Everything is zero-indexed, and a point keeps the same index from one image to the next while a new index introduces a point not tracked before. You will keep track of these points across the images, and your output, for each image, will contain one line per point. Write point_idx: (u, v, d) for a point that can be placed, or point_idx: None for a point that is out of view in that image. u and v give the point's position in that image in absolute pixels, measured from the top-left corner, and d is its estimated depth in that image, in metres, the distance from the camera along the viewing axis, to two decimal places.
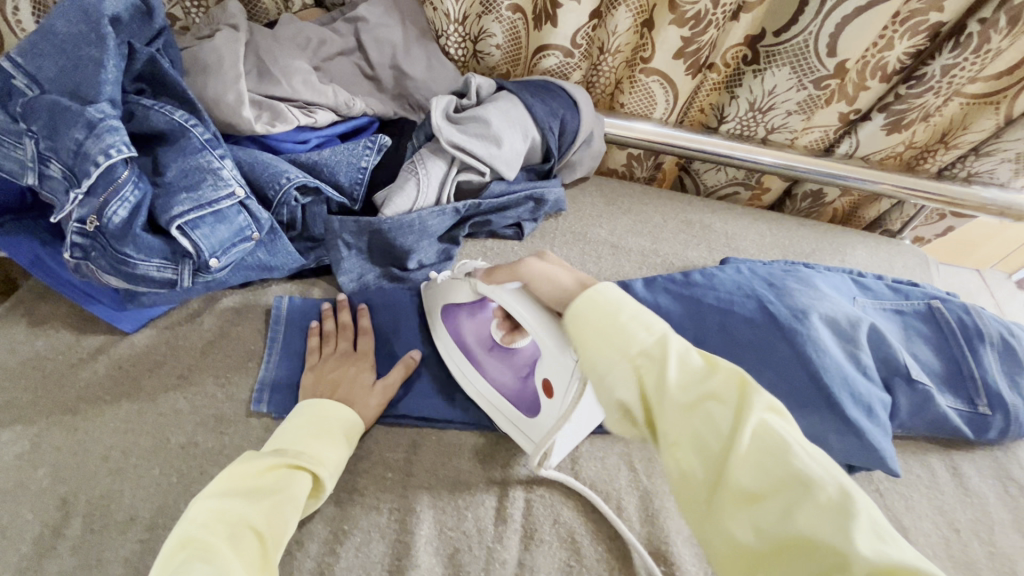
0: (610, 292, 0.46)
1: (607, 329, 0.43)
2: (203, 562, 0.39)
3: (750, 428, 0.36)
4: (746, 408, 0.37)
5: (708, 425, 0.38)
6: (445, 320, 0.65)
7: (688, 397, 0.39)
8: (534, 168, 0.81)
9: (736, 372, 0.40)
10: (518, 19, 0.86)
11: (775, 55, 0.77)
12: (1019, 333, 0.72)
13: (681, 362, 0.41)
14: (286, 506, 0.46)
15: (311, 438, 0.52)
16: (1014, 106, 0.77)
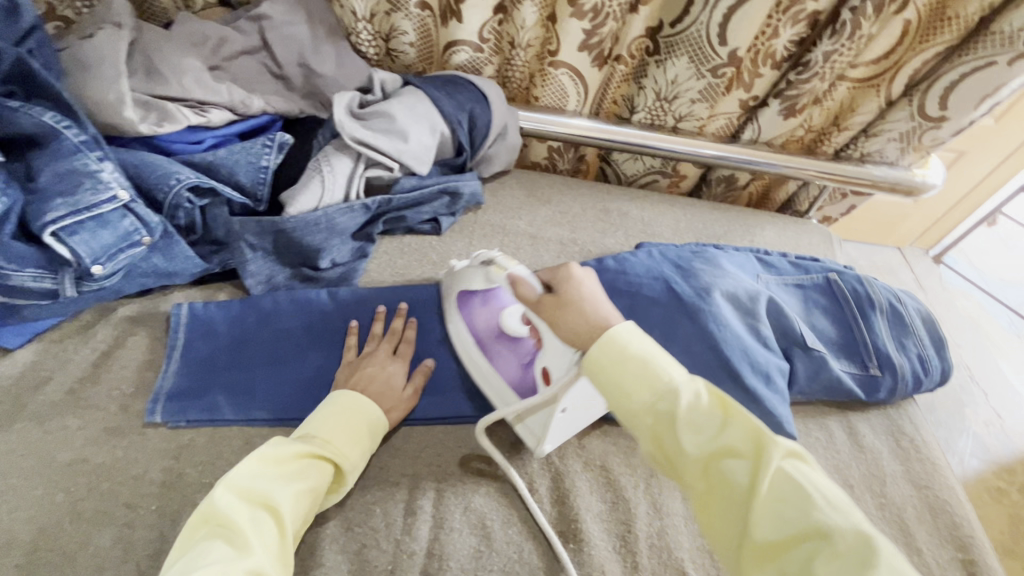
0: (624, 335, 0.46)
1: (621, 381, 0.44)
2: (225, 539, 0.41)
3: (771, 483, 0.38)
4: (764, 460, 0.39)
5: (727, 479, 0.39)
6: (459, 307, 0.68)
7: (702, 451, 0.40)
8: (448, 162, 0.81)
9: (748, 421, 0.41)
10: (428, 17, 0.87)
11: (673, 45, 0.81)
12: (905, 299, 0.77)
13: (693, 410, 0.42)
14: (305, 496, 0.48)
15: (338, 430, 0.53)
16: (892, 89, 0.84)
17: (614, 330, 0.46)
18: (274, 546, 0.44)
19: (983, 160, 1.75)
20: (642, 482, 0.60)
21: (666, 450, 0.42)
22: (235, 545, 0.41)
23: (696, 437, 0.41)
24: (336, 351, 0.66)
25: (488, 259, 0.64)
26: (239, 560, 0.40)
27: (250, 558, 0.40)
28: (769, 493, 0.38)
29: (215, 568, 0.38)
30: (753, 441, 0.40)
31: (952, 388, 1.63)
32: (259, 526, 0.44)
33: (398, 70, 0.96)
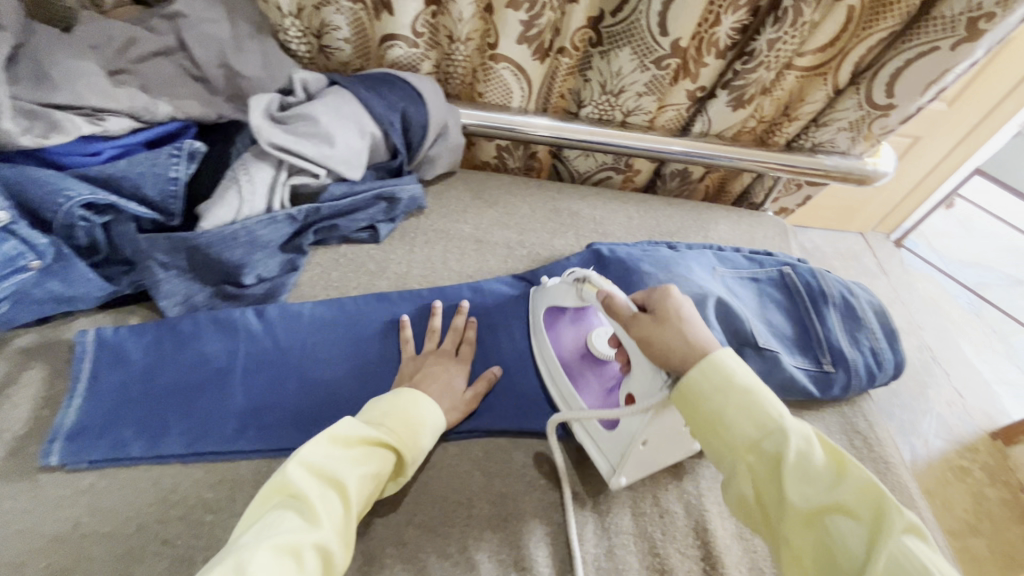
0: (735, 370, 0.47)
1: (726, 414, 0.45)
2: (296, 511, 0.43)
3: (887, 552, 0.36)
4: (880, 526, 0.37)
5: (834, 539, 0.38)
6: (547, 326, 0.69)
7: (811, 502, 0.40)
8: (383, 166, 0.76)
9: (866, 480, 0.40)
10: (361, 10, 0.78)
11: (615, 36, 0.78)
12: (858, 292, 0.76)
13: (803, 458, 0.42)
14: (370, 479, 0.48)
15: (408, 418, 0.53)
16: (839, 77, 0.82)
17: (722, 361, 0.47)
18: (341, 523, 0.45)
19: (939, 145, 1.77)
20: (589, 500, 0.58)
21: (768, 494, 0.42)
22: (305, 518, 0.43)
23: (806, 486, 0.40)
24: (261, 375, 0.61)
25: (580, 277, 0.60)
26: (306, 535, 0.41)
27: (315, 534, 0.42)
28: (884, 567, 0.36)
29: (280, 542, 0.40)
30: (870, 504, 0.39)
31: (915, 370, 1.65)
32: (329, 502, 0.45)
33: (334, 68, 0.87)
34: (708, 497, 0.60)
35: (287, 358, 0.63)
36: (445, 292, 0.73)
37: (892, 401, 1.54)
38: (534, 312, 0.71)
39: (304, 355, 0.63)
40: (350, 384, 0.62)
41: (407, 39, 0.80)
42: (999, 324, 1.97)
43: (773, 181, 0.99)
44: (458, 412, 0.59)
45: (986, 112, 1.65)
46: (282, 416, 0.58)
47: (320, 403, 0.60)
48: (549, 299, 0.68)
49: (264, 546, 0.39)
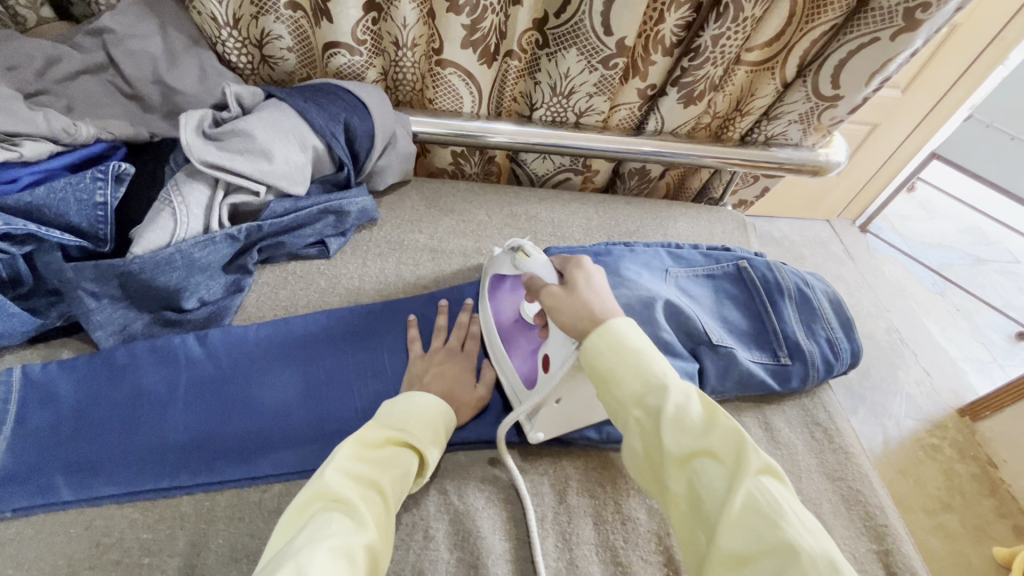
0: (625, 331, 0.46)
1: (614, 371, 0.45)
2: (342, 513, 0.41)
3: (743, 492, 0.37)
4: (740, 470, 0.38)
5: (704, 485, 0.39)
6: (489, 291, 0.70)
7: (683, 450, 0.40)
8: (329, 179, 0.74)
9: (735, 427, 0.40)
10: (301, 17, 0.76)
11: (561, 38, 0.77)
12: (813, 282, 0.76)
13: (680, 410, 0.41)
14: (399, 482, 0.47)
15: (426, 421, 0.53)
16: (786, 70, 0.83)
17: (615, 324, 0.47)
18: (381, 525, 0.43)
19: (896, 131, 1.80)
20: (549, 512, 0.57)
21: (650, 445, 0.42)
22: (354, 519, 0.41)
23: (680, 435, 0.40)
24: (203, 404, 0.58)
25: (514, 246, 0.62)
26: (358, 535, 0.40)
27: (368, 532, 0.40)
28: (742, 506, 0.36)
29: (340, 541, 0.38)
30: (736, 448, 0.39)
31: (885, 352, 1.67)
32: (369, 503, 0.43)
33: (278, 79, 0.84)
34: None
35: (232, 384, 0.60)
36: (399, 305, 0.71)
37: (863, 384, 1.56)
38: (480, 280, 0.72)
39: (250, 379, 0.61)
40: (299, 407, 0.60)
41: (351, 47, 0.77)
42: (962, 303, 2.02)
43: (730, 175, 0.99)
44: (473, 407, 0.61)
45: (939, 97, 1.69)
46: (227, 445, 0.56)
47: (267, 430, 0.58)
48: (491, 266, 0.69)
49: (323, 546, 0.37)
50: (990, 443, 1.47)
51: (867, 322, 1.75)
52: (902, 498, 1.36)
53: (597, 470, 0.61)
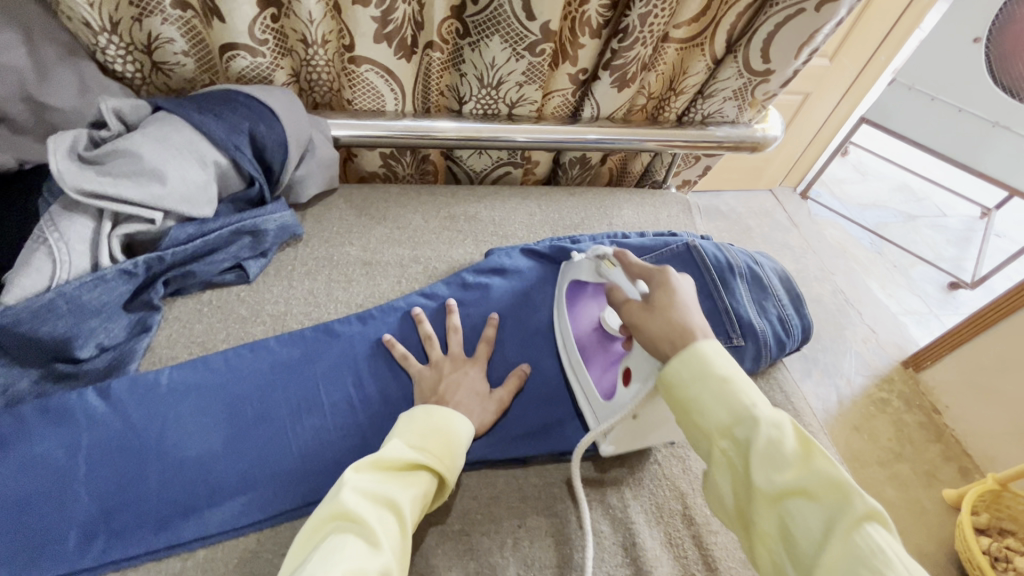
0: (710, 356, 0.44)
1: (700, 402, 0.42)
2: (357, 535, 0.41)
3: (846, 535, 0.34)
4: (843, 513, 0.35)
5: (797, 525, 0.36)
6: (569, 300, 0.69)
7: (776, 488, 0.37)
8: (240, 196, 0.67)
9: (830, 467, 0.37)
10: (193, 16, 0.66)
11: (482, 25, 0.73)
12: (761, 262, 0.76)
13: (772, 444, 0.39)
14: (418, 503, 0.46)
15: (450, 438, 0.50)
16: (715, 46, 0.81)
17: (697, 347, 0.44)
18: (397, 550, 0.42)
19: (828, 98, 1.85)
20: (511, 539, 0.54)
21: (737, 483, 0.40)
22: (369, 542, 0.40)
23: (773, 472, 0.38)
24: (109, 468, 0.51)
25: (601, 253, 0.62)
26: (373, 561, 0.39)
27: (383, 557, 0.40)
28: (842, 551, 0.34)
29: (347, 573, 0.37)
30: (829, 486, 0.37)
31: (832, 314, 1.73)
32: (386, 526, 0.42)
33: (177, 87, 0.74)
34: (634, 509, 0.57)
35: (143, 441, 0.53)
36: (332, 328, 0.66)
37: (815, 348, 1.61)
38: (558, 287, 0.71)
39: (165, 432, 0.54)
40: (225, 457, 0.54)
41: (251, 48, 0.69)
42: (898, 259, 2.11)
43: (671, 157, 0.97)
44: (491, 413, 0.58)
45: (864, 64, 1.74)
46: (141, 513, 0.49)
47: (190, 488, 0.51)
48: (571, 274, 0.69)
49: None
50: (934, 392, 1.53)
51: (814, 286, 1.80)
52: (859, 454, 1.40)
53: (557, 484, 0.59)
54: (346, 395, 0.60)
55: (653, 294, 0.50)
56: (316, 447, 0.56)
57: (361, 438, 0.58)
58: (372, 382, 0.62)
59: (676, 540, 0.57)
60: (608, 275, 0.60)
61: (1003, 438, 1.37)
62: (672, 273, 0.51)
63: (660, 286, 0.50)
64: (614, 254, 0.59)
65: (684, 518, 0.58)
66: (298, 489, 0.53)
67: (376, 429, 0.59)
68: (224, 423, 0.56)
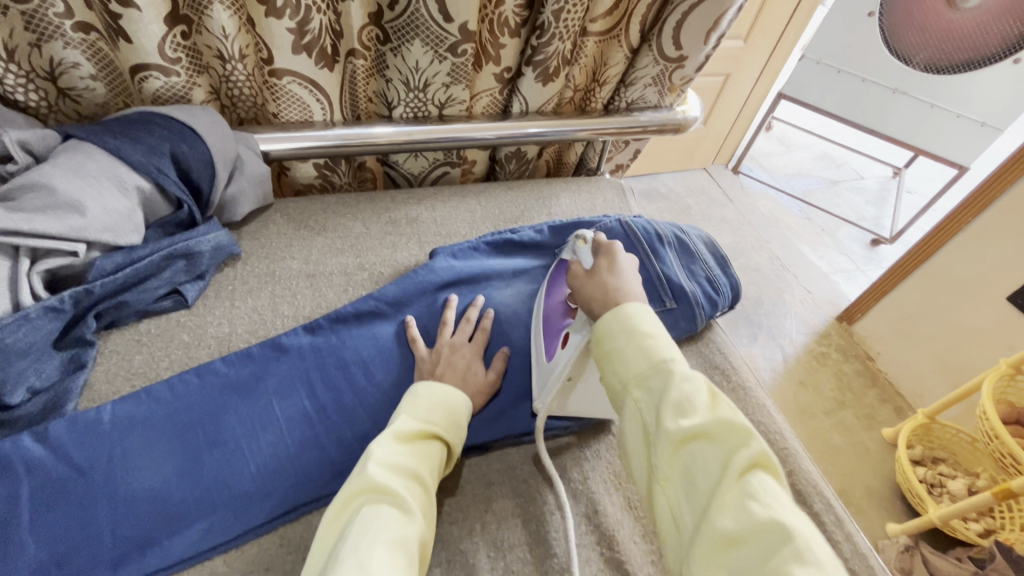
0: (638, 318, 0.47)
1: (623, 353, 0.45)
2: (389, 505, 0.44)
3: (733, 474, 0.37)
4: (736, 451, 0.38)
5: (699, 468, 0.38)
6: (550, 277, 0.71)
7: (681, 432, 0.39)
8: (167, 221, 0.66)
9: (733, 415, 0.40)
10: (97, 39, 0.64)
11: (401, 30, 0.74)
12: (687, 231, 0.82)
13: (682, 394, 0.41)
14: (434, 473, 0.49)
15: (451, 409, 0.54)
16: (630, 37, 0.85)
17: (627, 307, 0.48)
18: (425, 514, 0.46)
19: (748, 77, 1.95)
20: (479, 523, 0.55)
21: (647, 423, 0.42)
22: (401, 510, 0.44)
23: (680, 418, 0.40)
24: (55, 511, 0.49)
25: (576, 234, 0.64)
26: (408, 527, 0.43)
27: (415, 523, 0.43)
28: (734, 487, 0.36)
29: (391, 538, 0.41)
30: (727, 430, 0.39)
31: (770, 278, 1.84)
32: (413, 494, 0.46)
33: (88, 113, 0.70)
34: (592, 480, 0.61)
35: (89, 480, 0.51)
36: (280, 343, 0.65)
37: (758, 312, 1.71)
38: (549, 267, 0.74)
39: (113, 467, 0.52)
40: (180, 484, 0.53)
41: (163, 68, 0.66)
42: (825, 223, 2.26)
43: (602, 145, 1.01)
44: (483, 395, 0.61)
45: (775, 42, 1.86)
46: (96, 552, 0.48)
47: (147, 522, 0.50)
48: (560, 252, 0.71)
49: (380, 544, 0.40)
50: (866, 340, 1.65)
51: (752, 255, 1.91)
52: (805, 407, 1.51)
53: (518, 466, 0.61)
54: (302, 407, 0.60)
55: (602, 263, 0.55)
56: (274, 463, 0.56)
57: (321, 447, 0.58)
58: (326, 392, 0.62)
59: (634, 503, 0.60)
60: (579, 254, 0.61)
61: (926, 373, 1.51)
62: (624, 258, 0.55)
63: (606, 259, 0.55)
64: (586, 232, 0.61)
65: None
66: (261, 506, 0.53)
67: (335, 436, 0.59)
68: (176, 451, 0.55)
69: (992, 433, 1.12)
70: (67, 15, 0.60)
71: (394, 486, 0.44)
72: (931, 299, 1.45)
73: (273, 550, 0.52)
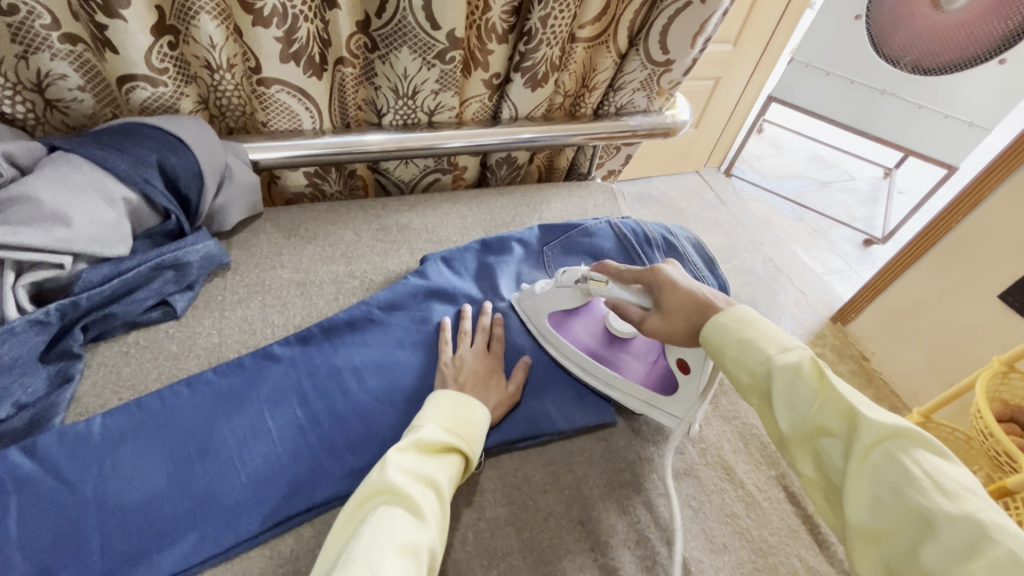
0: (727, 323, 0.49)
1: (727, 363, 0.48)
2: (404, 510, 0.43)
3: (866, 461, 0.39)
4: (860, 442, 0.39)
5: (832, 464, 0.41)
6: (558, 330, 0.71)
7: (800, 431, 0.42)
8: (155, 231, 0.65)
9: (844, 400, 0.41)
10: (84, 50, 0.64)
11: (389, 38, 0.74)
12: (676, 231, 0.84)
13: (792, 388, 0.43)
14: (452, 484, 0.49)
15: (471, 422, 0.54)
16: (618, 42, 0.86)
17: (714, 319, 0.50)
18: (440, 523, 0.46)
19: (738, 80, 1.96)
20: (472, 532, 0.55)
21: (776, 430, 0.45)
22: (415, 517, 0.43)
23: (797, 416, 0.43)
24: (43, 525, 0.48)
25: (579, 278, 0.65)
26: (421, 535, 0.42)
27: (428, 532, 0.43)
28: (871, 480, 0.38)
29: (403, 546, 0.40)
30: (851, 419, 0.41)
31: (763, 279, 1.84)
32: (428, 500, 0.45)
33: (76, 125, 0.70)
34: (586, 486, 0.61)
35: (78, 494, 0.50)
36: (271, 351, 0.65)
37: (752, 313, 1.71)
38: (535, 322, 0.72)
39: (103, 479, 0.52)
40: (171, 495, 0.52)
41: (151, 78, 0.66)
42: (817, 224, 2.28)
43: (593, 150, 1.02)
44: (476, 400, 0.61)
45: (764, 45, 1.87)
46: (84, 567, 0.47)
47: (136, 534, 0.50)
48: (547, 307, 0.70)
49: (390, 550, 0.39)
50: (861, 341, 1.66)
51: (746, 257, 1.91)
52: None
53: (512, 473, 0.61)
54: (294, 416, 0.60)
55: (662, 300, 0.56)
56: (266, 473, 0.56)
57: (313, 457, 0.58)
58: (318, 401, 0.62)
59: (629, 508, 0.60)
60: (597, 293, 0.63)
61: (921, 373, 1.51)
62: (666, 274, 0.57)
63: (663, 287, 0.57)
64: (598, 273, 0.63)
65: (634, 487, 0.62)
66: (254, 517, 0.53)
67: (328, 446, 0.59)
68: (166, 463, 0.54)
69: (985, 430, 1.12)
70: (53, 27, 0.59)
71: (411, 492, 0.44)
72: (923, 297, 1.46)
73: (263, 564, 0.51)
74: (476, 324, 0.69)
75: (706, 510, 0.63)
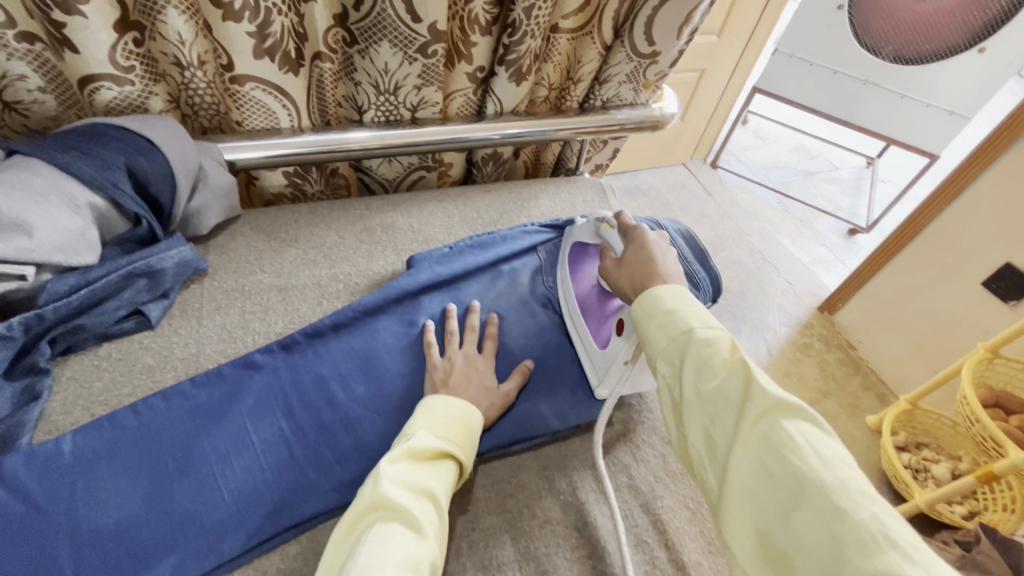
0: (663, 299, 0.48)
1: (649, 334, 0.47)
2: (401, 525, 0.41)
3: (757, 427, 0.38)
4: (756, 411, 0.38)
5: (721, 429, 0.40)
6: (570, 262, 0.75)
7: (703, 397, 0.41)
8: (125, 237, 0.62)
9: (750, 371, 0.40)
10: (43, 49, 0.60)
11: (368, 31, 0.71)
12: (666, 225, 0.82)
13: (703, 359, 0.42)
14: (448, 492, 0.47)
15: (464, 425, 0.52)
16: (604, 34, 0.83)
17: (650, 292, 0.49)
18: (440, 534, 0.44)
19: (723, 72, 1.96)
20: (466, 543, 0.53)
21: (677, 397, 0.43)
22: (413, 531, 0.41)
23: (701, 382, 0.41)
24: (10, 553, 0.46)
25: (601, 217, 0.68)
26: (421, 550, 0.40)
27: (428, 545, 0.41)
28: (757, 446, 0.37)
29: (402, 562, 0.38)
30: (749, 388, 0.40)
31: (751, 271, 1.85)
32: (426, 512, 0.44)
33: (39, 128, 0.67)
34: (581, 490, 0.60)
35: (48, 518, 0.48)
36: (253, 360, 0.62)
37: None
38: (562, 249, 0.77)
39: (75, 501, 0.49)
40: (148, 515, 0.50)
41: (116, 77, 0.62)
42: (803, 214, 2.29)
43: (580, 144, 1.00)
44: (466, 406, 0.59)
45: (748, 37, 1.87)
46: None
47: (111, 558, 0.47)
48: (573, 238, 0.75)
49: (390, 567, 0.37)
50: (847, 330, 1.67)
51: None
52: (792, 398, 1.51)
53: (506, 480, 0.59)
54: (278, 428, 0.58)
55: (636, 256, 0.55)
56: (249, 489, 0.53)
57: (299, 471, 0.55)
58: (304, 411, 0.60)
59: (626, 512, 0.59)
60: (606, 235, 0.66)
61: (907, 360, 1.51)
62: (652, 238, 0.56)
63: (641, 247, 0.56)
64: (613, 217, 0.65)
65: (631, 490, 0.61)
66: (236, 535, 0.51)
67: (314, 458, 0.57)
68: (143, 482, 0.51)
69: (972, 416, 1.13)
70: (8, 24, 0.56)
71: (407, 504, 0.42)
72: (908, 285, 1.47)
73: None
74: (465, 327, 0.67)
75: (703, 511, 0.62)
